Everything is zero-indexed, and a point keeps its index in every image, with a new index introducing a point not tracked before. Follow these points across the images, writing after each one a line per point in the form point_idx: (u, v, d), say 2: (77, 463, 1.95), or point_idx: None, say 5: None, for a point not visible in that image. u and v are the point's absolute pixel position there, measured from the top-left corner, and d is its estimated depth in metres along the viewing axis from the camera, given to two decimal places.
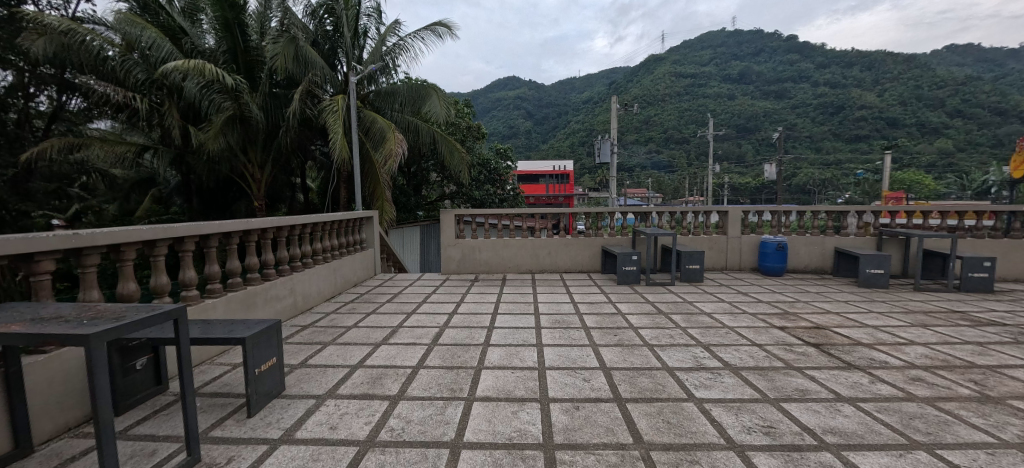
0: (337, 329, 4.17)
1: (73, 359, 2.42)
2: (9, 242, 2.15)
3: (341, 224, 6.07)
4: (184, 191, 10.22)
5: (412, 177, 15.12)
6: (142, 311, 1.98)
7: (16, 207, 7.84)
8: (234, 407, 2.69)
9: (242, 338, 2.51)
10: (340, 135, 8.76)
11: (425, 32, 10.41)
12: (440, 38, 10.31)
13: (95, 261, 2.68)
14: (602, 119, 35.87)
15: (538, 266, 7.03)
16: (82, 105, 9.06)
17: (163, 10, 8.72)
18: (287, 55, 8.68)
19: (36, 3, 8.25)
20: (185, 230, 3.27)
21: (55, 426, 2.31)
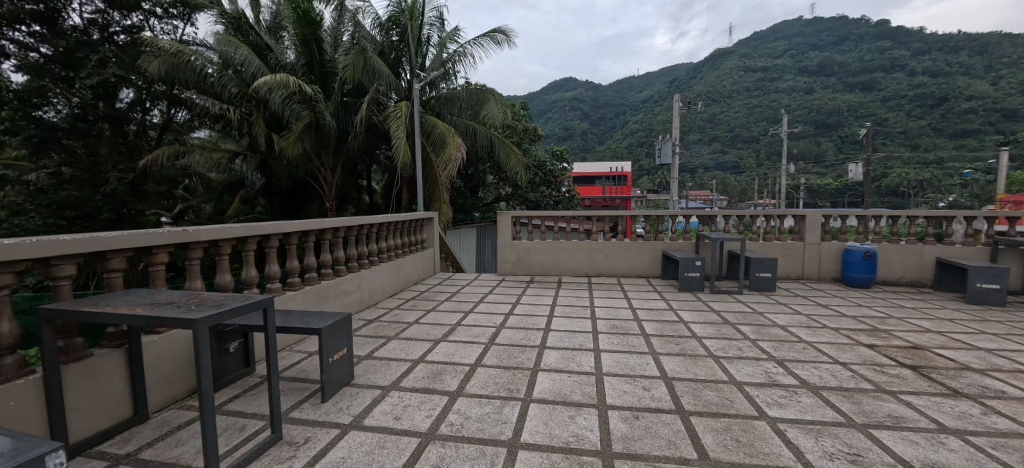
0: (400, 324, 4.37)
1: (181, 340, 2.74)
2: (133, 237, 2.49)
3: (403, 224, 6.36)
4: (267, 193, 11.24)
5: (470, 180, 15.48)
6: (238, 300, 2.20)
7: (135, 206, 8.95)
8: (310, 392, 2.90)
9: (318, 328, 2.71)
10: (402, 140, 9.22)
11: (484, 39, 10.64)
12: (499, 45, 10.49)
13: (198, 255, 3.02)
14: (663, 119, 34.54)
15: (594, 270, 6.91)
16: (187, 117, 10.17)
17: (253, 30, 9.66)
18: (357, 67, 9.27)
19: (152, 30, 9.45)
20: (270, 228, 3.59)
21: (165, 398, 2.63)
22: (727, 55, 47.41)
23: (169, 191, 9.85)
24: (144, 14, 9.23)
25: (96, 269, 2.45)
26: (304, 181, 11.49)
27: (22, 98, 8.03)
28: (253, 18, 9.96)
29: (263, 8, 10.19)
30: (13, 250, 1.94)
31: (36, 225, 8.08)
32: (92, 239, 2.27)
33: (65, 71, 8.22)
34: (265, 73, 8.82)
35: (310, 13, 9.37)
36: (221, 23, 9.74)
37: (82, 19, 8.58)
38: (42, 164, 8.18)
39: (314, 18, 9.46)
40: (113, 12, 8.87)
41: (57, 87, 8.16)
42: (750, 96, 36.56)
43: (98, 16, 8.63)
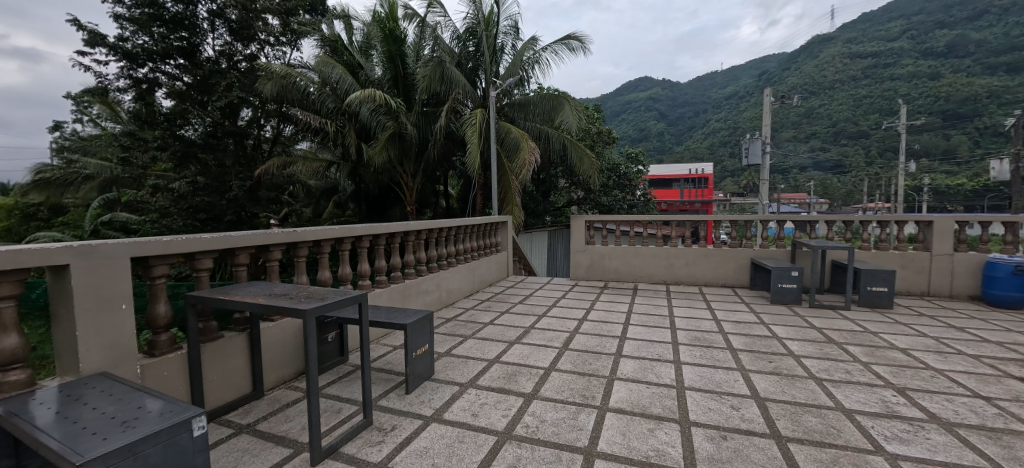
0: (476, 324, 4.51)
1: (290, 328, 3.08)
2: (253, 236, 2.84)
3: (478, 227, 6.56)
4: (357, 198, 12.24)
5: (542, 184, 15.52)
6: (338, 295, 2.42)
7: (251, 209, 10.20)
8: (395, 383, 3.11)
9: (404, 324, 2.90)
10: (477, 146, 9.52)
11: (558, 46, 10.67)
12: (573, 51, 10.46)
13: (304, 252, 3.37)
14: (750, 116, 31.99)
15: (674, 277, 6.57)
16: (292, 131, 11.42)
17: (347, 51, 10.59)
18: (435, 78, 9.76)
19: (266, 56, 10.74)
20: (362, 229, 3.90)
21: (277, 378, 2.97)
22: (829, 42, 42.71)
23: (277, 197, 11.10)
24: (260, 43, 10.44)
25: (226, 263, 2.85)
26: (388, 187, 12.33)
27: (170, 120, 9.54)
28: (347, 40, 10.91)
29: (356, 30, 11.12)
30: (166, 246, 2.30)
31: (178, 226, 9.53)
32: (222, 238, 2.64)
33: (200, 95, 9.61)
34: (356, 89, 9.57)
35: (396, 31, 10.12)
36: (321, 47, 10.79)
37: (214, 51, 9.97)
38: (182, 174, 9.65)
39: (399, 36, 10.13)
40: (237, 44, 10.19)
41: (195, 109, 9.58)
42: (858, 86, 32.55)
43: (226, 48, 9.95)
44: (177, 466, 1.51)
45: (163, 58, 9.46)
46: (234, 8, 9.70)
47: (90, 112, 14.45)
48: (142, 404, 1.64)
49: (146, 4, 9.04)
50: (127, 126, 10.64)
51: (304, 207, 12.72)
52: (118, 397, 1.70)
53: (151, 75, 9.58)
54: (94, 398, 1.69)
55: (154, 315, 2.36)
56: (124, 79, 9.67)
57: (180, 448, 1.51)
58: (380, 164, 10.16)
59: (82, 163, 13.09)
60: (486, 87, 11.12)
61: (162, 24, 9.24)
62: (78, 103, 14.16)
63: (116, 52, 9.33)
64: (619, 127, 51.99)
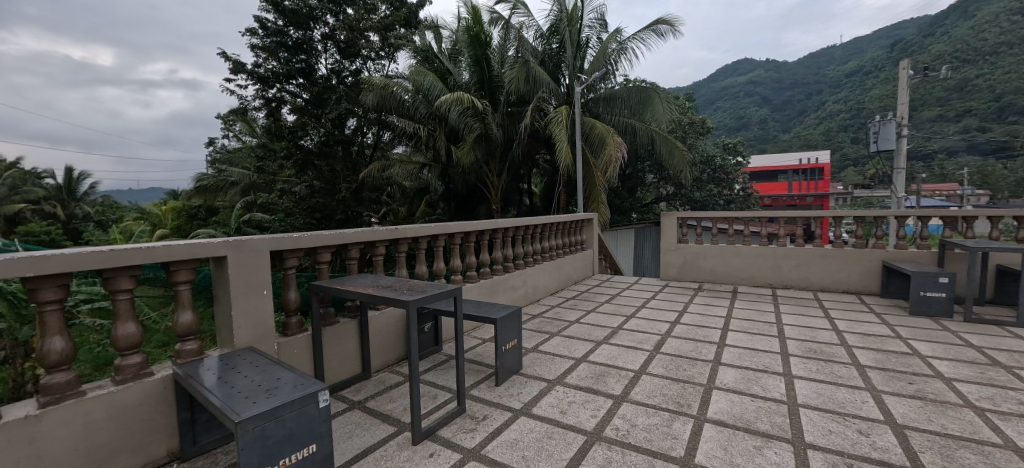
0: (562, 322, 4.50)
1: (394, 316, 3.36)
2: (361, 232, 3.14)
3: (564, 225, 6.55)
4: (446, 197, 12.95)
5: (628, 180, 14.77)
6: (436, 288, 2.57)
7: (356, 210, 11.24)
8: (485, 374, 3.23)
9: (495, 317, 3.02)
10: (564, 143, 9.46)
11: (645, 33, 10.21)
12: (662, 37, 9.93)
13: (404, 247, 3.64)
14: (879, 95, 27.65)
15: (783, 281, 5.92)
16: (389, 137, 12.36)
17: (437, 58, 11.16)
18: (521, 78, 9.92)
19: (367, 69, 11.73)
20: (454, 226, 4.10)
21: (382, 362, 3.26)
22: None
23: (378, 198, 12.09)
24: (364, 59, 11.41)
25: (341, 257, 3.18)
26: (475, 186, 12.85)
27: (293, 132, 10.87)
28: (437, 48, 11.52)
29: (445, 38, 11.71)
30: (296, 241, 2.64)
31: (299, 224, 10.84)
32: (337, 234, 2.96)
33: (316, 109, 10.82)
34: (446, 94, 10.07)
35: (480, 34, 10.30)
36: (415, 57, 11.52)
37: (326, 69, 11.15)
38: (302, 179, 10.95)
39: (484, 40, 10.45)
40: (345, 61, 11.28)
41: (312, 122, 10.77)
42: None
43: (336, 65, 11.07)
44: (307, 433, 1.73)
45: (287, 79, 10.82)
46: (342, 29, 10.77)
47: (234, 129, 17.09)
48: (280, 376, 1.90)
49: (274, 34, 10.46)
50: (260, 139, 12.35)
51: (400, 206, 13.70)
52: (262, 369, 1.99)
53: (278, 94, 10.98)
54: (244, 368, 2.00)
55: (287, 300, 2.73)
56: (257, 100, 11.22)
57: (309, 417, 1.73)
58: (468, 164, 10.60)
59: (228, 172, 15.53)
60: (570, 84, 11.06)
61: (286, 50, 10.64)
62: (225, 121, 16.81)
63: (251, 77, 10.88)
64: (715, 116, 48.23)
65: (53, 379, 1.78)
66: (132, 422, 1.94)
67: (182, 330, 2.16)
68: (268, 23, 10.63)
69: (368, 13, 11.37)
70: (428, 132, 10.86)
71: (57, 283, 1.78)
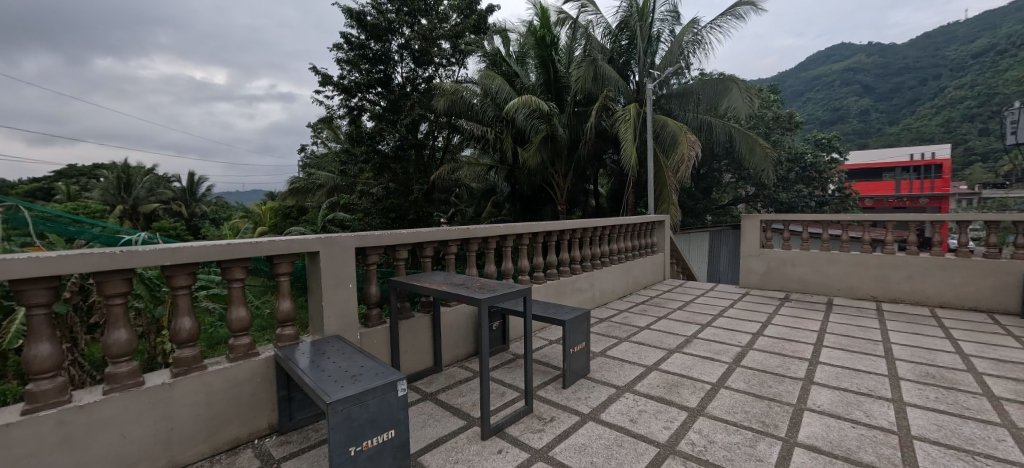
0: (632, 327, 4.36)
1: (464, 313, 3.46)
2: (434, 231, 3.28)
3: (635, 227, 6.33)
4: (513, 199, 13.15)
5: (703, 180, 13.94)
6: (506, 287, 2.61)
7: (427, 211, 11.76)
8: (552, 376, 3.21)
9: (563, 319, 3.00)
10: (630, 142, 9.18)
11: (722, 19, 9.63)
12: (741, 18, 9.28)
13: (474, 247, 3.72)
14: (1016, 79, 23.62)
15: (891, 294, 5.23)
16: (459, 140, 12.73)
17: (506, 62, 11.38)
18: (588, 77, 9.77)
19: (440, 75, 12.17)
20: (522, 227, 4.12)
21: (453, 356, 3.37)
22: None
23: (446, 199, 12.51)
24: (436, 66, 11.90)
25: (416, 255, 3.35)
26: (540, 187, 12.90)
27: (371, 137, 11.63)
28: (505, 52, 11.73)
29: (513, 41, 11.93)
30: (378, 239, 2.83)
31: (376, 224, 11.62)
32: (413, 233, 3.11)
33: (392, 116, 11.49)
34: (513, 96, 10.25)
35: (547, 36, 10.31)
36: (484, 62, 11.85)
37: (402, 77, 11.77)
38: (379, 182, 11.62)
39: (552, 41, 10.44)
40: (419, 69, 11.83)
41: (388, 128, 11.44)
42: None
43: (411, 74, 11.65)
44: (387, 418, 1.84)
45: (367, 88, 11.50)
46: (417, 39, 11.30)
47: (321, 136, 18.63)
48: (364, 364, 2.04)
49: (358, 47, 11.22)
50: (343, 145, 13.28)
51: (467, 207, 14.08)
52: (348, 356, 2.15)
53: (360, 103, 11.66)
54: (332, 354, 2.17)
55: (369, 294, 2.93)
56: (341, 108, 12.01)
57: (389, 404, 1.84)
58: (534, 165, 10.67)
59: (315, 175, 16.91)
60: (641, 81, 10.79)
61: (367, 61, 11.36)
62: (314, 129, 18.34)
63: (337, 88, 11.72)
64: (806, 109, 43.99)
65: (183, 353, 2.06)
66: (242, 394, 2.19)
67: (282, 316, 2.40)
68: (352, 38, 11.41)
69: (440, 22, 11.88)
70: (496, 134, 11.07)
71: (187, 271, 2.06)
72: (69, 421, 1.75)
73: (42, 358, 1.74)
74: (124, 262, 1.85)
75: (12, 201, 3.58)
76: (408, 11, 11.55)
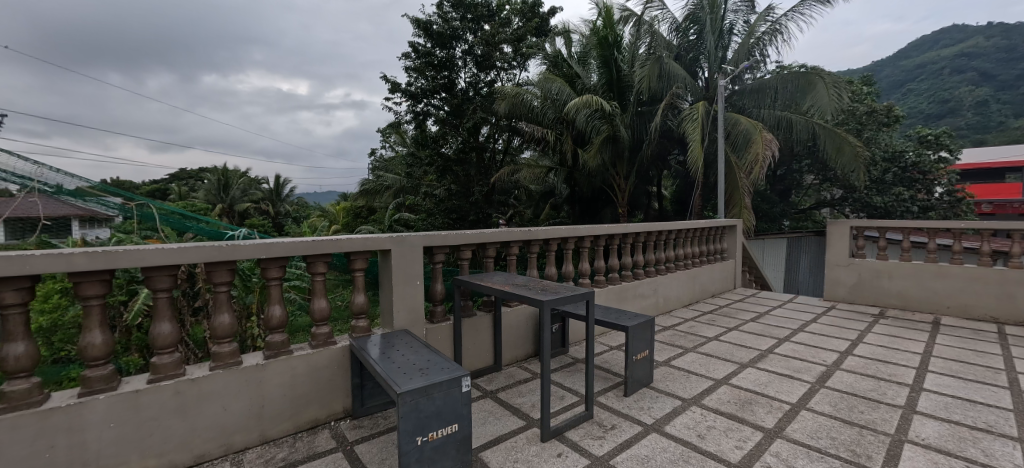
0: (699, 337, 4.14)
1: (525, 314, 3.48)
2: (497, 232, 3.33)
3: (703, 232, 6.01)
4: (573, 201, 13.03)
5: (781, 181, 13.06)
6: (569, 290, 2.58)
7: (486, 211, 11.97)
8: (613, 383, 3.13)
9: (627, 326, 2.92)
10: (697, 142, 8.72)
11: (803, 7, 8.93)
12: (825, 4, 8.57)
13: (534, 248, 3.73)
14: None
15: (1016, 316, 4.53)
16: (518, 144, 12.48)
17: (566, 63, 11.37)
18: (653, 75, 9.42)
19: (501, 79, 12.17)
20: (584, 229, 4.06)
21: (512, 356, 3.40)
22: None
23: (506, 200, 12.67)
24: (498, 70, 11.98)
25: (479, 255, 3.42)
26: (601, 189, 12.66)
27: (435, 141, 11.98)
28: (567, 53, 11.71)
29: (575, 42, 11.93)
30: (444, 238, 2.93)
31: (438, 224, 12.04)
32: (477, 233, 3.19)
33: (455, 120, 11.78)
34: (573, 98, 10.19)
35: (609, 37, 10.03)
36: (545, 64, 11.91)
37: (465, 82, 11.95)
38: (442, 183, 12.02)
39: (616, 40, 10.18)
40: (481, 73, 11.98)
41: (451, 132, 11.72)
42: None
43: (473, 79, 11.85)
44: (451, 412, 1.89)
45: (433, 94, 11.84)
46: (480, 44, 11.53)
47: (390, 140, 19.65)
48: (430, 359, 2.12)
49: (424, 55, 11.56)
50: (410, 149, 13.84)
51: (526, 209, 14.14)
52: (416, 350, 2.25)
53: (425, 108, 12.10)
54: (401, 347, 2.28)
55: (435, 291, 3.04)
56: (409, 114, 12.46)
57: (454, 399, 1.89)
58: (594, 167, 10.51)
59: (383, 177, 17.80)
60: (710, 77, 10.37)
61: (432, 68, 11.66)
62: (383, 133, 19.35)
63: (405, 95, 12.24)
64: (905, 102, 39.31)
65: (273, 338, 2.27)
66: (322, 379, 2.36)
67: (357, 309, 2.56)
68: (419, 47, 11.89)
69: (503, 26, 12.05)
70: (554, 136, 11.00)
71: (278, 264, 2.28)
72: (183, 392, 1.99)
73: (163, 335, 2.00)
74: (229, 255, 2.07)
75: (141, 200, 4.10)
76: (472, 17, 11.79)
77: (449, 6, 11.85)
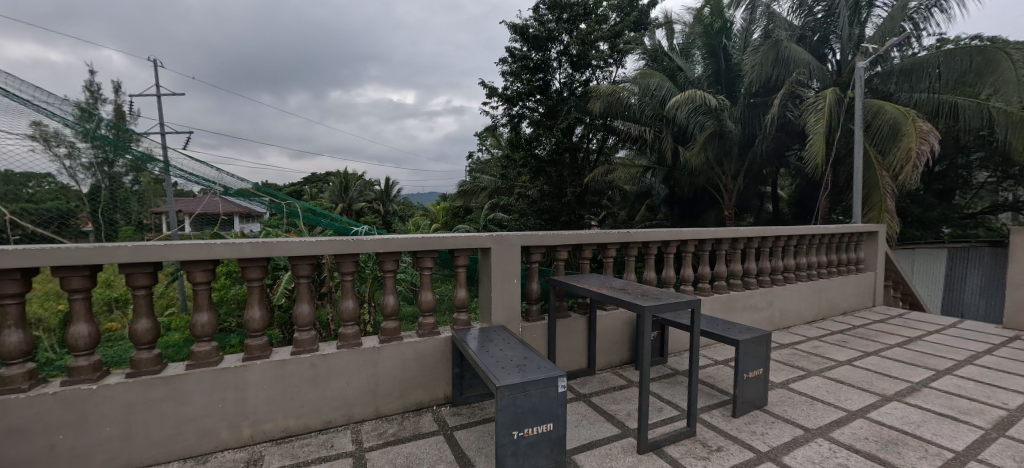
0: (826, 360, 3.63)
1: (622, 319, 3.37)
2: (595, 233, 3.28)
3: (835, 239, 5.25)
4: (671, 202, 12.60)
5: (939, 180, 10.92)
6: (672, 297, 2.44)
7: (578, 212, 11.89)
8: (720, 401, 2.89)
9: (737, 339, 2.68)
10: (820, 136, 7.61)
11: None
12: None
13: (633, 252, 3.61)
14: None
15: None
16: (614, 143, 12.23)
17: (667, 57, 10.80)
18: (766, 61, 8.51)
19: (598, 78, 12.01)
20: (689, 233, 3.79)
21: (607, 361, 3.31)
22: None
23: (599, 201, 12.47)
24: (593, 69, 11.75)
25: (575, 256, 3.40)
26: (706, 189, 11.84)
27: (529, 143, 12.00)
28: (668, 46, 11.20)
29: (677, 33, 11.35)
30: (542, 238, 2.97)
31: (531, 224, 12.20)
32: (574, 234, 3.16)
33: (550, 121, 11.62)
34: (674, 93, 9.85)
35: (719, 24, 9.83)
36: (644, 59, 11.47)
37: (560, 83, 11.86)
38: (534, 184, 12.13)
39: (724, 27, 9.85)
40: (576, 73, 11.77)
41: (545, 133, 11.59)
42: None
43: (568, 78, 11.71)
44: (547, 412, 1.91)
45: (527, 96, 11.88)
46: (576, 43, 11.41)
47: (486, 143, 20.42)
48: (526, 356, 2.16)
49: (520, 58, 11.72)
50: (504, 151, 14.12)
51: (621, 210, 13.75)
52: (513, 346, 2.31)
53: (520, 111, 12.16)
54: (499, 343, 2.36)
55: (530, 290, 3.09)
56: (505, 117, 12.64)
57: (549, 398, 1.91)
58: (697, 166, 9.85)
59: (479, 178, 18.48)
60: (844, 60, 8.97)
61: (528, 71, 11.78)
62: (480, 137, 20.18)
63: (501, 99, 12.53)
64: None
65: (388, 324, 2.51)
66: (427, 365, 2.55)
67: (458, 303, 2.71)
68: (515, 51, 12.07)
69: (599, 24, 11.81)
70: (654, 134, 10.84)
71: (393, 257, 2.51)
72: (317, 365, 2.28)
73: (303, 315, 2.32)
74: (354, 248, 2.33)
75: (287, 199, 4.80)
76: (568, 17, 11.73)
77: (545, 9, 11.96)
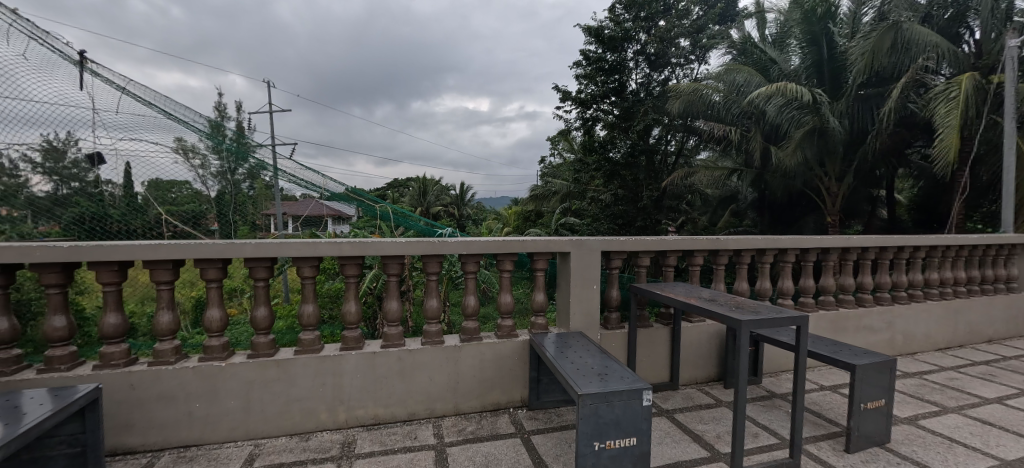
0: (966, 395, 3.08)
1: (708, 332, 3.15)
2: (682, 240, 3.08)
3: (977, 252, 4.44)
4: (761, 206, 11.61)
5: None
6: (773, 311, 2.21)
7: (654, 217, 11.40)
8: (828, 432, 2.57)
9: (852, 364, 2.37)
10: (953, 129, 6.50)
11: None
12: None
13: (724, 260, 3.35)
14: None
15: None
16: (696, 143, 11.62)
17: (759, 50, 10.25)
18: (881, 47, 7.46)
19: (677, 76, 11.59)
20: (790, 241, 3.43)
21: (691, 376, 3.10)
22: None
23: (677, 205, 11.91)
24: (673, 66, 11.36)
25: (658, 263, 3.23)
26: (804, 193, 10.74)
27: (603, 146, 11.56)
28: (759, 38, 10.50)
29: (771, 23, 10.50)
30: (624, 243, 2.85)
31: (603, 229, 11.86)
32: (659, 240, 2.99)
33: (625, 123, 11.19)
34: (764, 87, 9.15)
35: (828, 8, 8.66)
36: (731, 53, 10.90)
37: (637, 83, 11.47)
38: (608, 188, 11.78)
39: (829, 11, 8.73)
40: (654, 72, 11.44)
41: (621, 135, 11.20)
42: None
43: (646, 79, 11.34)
44: (631, 425, 1.83)
45: (603, 99, 11.57)
46: (654, 42, 11.01)
47: (559, 147, 20.39)
48: (608, 365, 2.09)
49: (595, 61, 11.40)
50: (577, 155, 13.86)
51: (702, 215, 12.99)
52: (594, 354, 2.24)
53: (594, 114, 11.81)
54: (578, 349, 2.31)
55: (610, 297, 2.99)
56: (578, 121, 12.41)
57: (634, 411, 1.82)
58: (792, 167, 8.98)
59: (551, 183, 18.45)
60: (984, 39, 7.63)
61: (603, 73, 11.44)
62: (553, 141, 20.24)
63: (575, 102, 12.32)
64: None
65: (469, 324, 2.57)
66: (504, 366, 2.57)
67: (537, 306, 2.70)
68: (591, 54, 11.78)
69: (680, 19, 11.35)
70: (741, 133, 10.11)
71: (475, 259, 2.57)
72: (403, 359, 2.40)
73: (392, 311, 2.45)
74: (439, 249, 2.42)
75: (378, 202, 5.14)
76: (646, 15, 11.28)
77: (621, 9, 11.59)
